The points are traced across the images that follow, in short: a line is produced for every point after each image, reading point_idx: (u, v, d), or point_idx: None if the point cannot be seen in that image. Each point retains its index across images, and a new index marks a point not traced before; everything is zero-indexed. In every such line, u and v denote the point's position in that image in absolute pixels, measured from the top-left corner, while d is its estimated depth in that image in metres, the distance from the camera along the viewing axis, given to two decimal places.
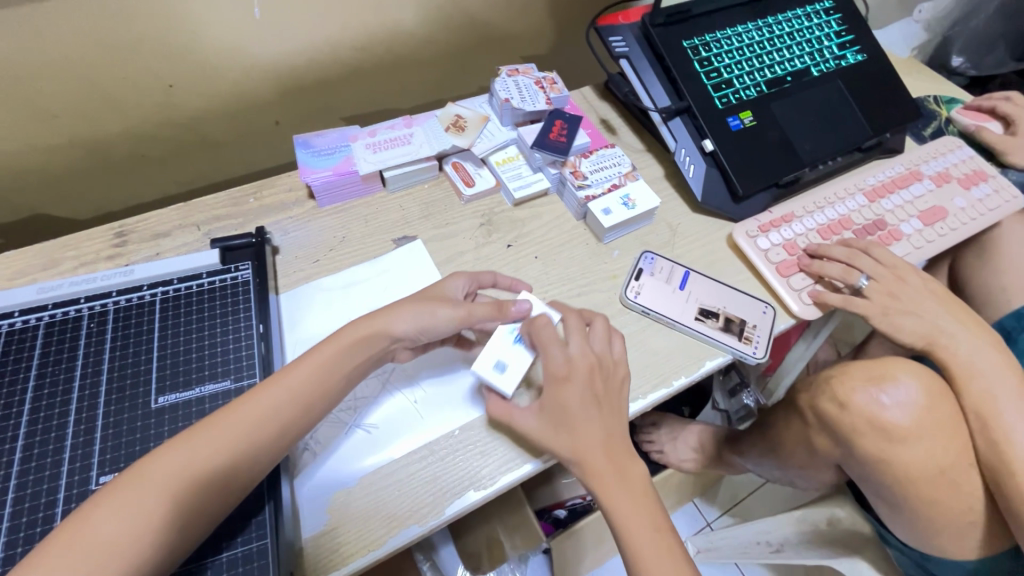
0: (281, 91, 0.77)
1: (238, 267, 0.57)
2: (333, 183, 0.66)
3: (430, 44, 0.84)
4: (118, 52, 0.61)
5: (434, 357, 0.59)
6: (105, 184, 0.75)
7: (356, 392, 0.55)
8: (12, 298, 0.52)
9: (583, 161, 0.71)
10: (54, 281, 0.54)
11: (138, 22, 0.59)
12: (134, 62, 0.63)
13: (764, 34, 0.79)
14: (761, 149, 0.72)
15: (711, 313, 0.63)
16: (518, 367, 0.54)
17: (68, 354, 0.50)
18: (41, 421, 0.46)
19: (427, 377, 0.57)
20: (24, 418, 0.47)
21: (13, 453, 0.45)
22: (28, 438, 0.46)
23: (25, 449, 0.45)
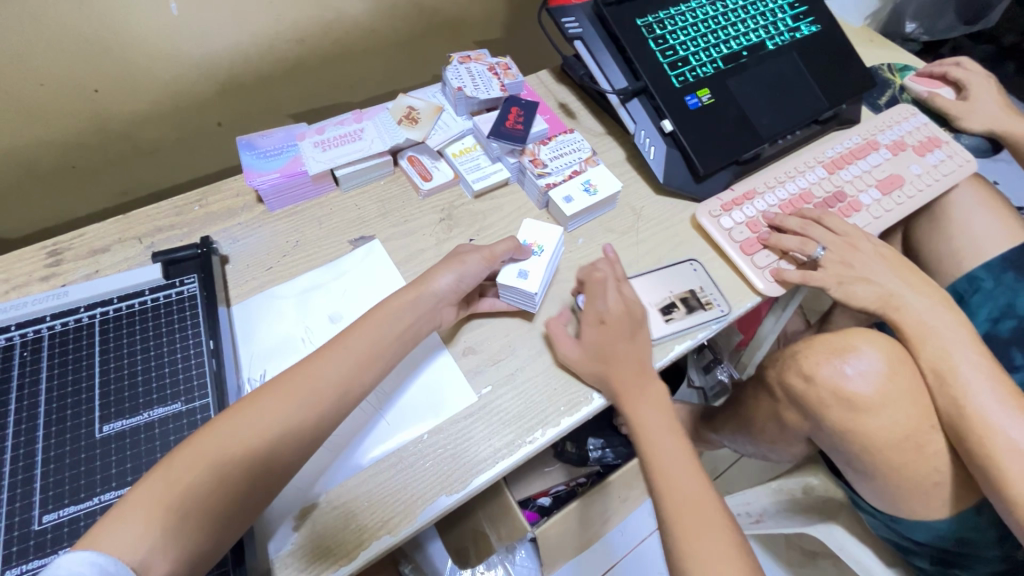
0: (220, 90, 0.73)
1: (183, 281, 0.54)
2: (281, 185, 0.63)
3: (378, 33, 0.80)
4: (31, 58, 0.57)
5: (405, 365, 0.56)
6: (33, 200, 0.70)
7: (343, 428, 0.52)
8: None
9: (541, 148, 0.69)
10: None
11: (45, 24, 0.55)
12: (50, 66, 0.58)
13: (717, 9, 0.78)
14: (719, 126, 0.71)
15: (672, 307, 0.61)
16: (538, 272, 0.59)
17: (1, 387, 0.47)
18: None
19: (399, 389, 0.55)
20: None
21: None
22: None
23: None
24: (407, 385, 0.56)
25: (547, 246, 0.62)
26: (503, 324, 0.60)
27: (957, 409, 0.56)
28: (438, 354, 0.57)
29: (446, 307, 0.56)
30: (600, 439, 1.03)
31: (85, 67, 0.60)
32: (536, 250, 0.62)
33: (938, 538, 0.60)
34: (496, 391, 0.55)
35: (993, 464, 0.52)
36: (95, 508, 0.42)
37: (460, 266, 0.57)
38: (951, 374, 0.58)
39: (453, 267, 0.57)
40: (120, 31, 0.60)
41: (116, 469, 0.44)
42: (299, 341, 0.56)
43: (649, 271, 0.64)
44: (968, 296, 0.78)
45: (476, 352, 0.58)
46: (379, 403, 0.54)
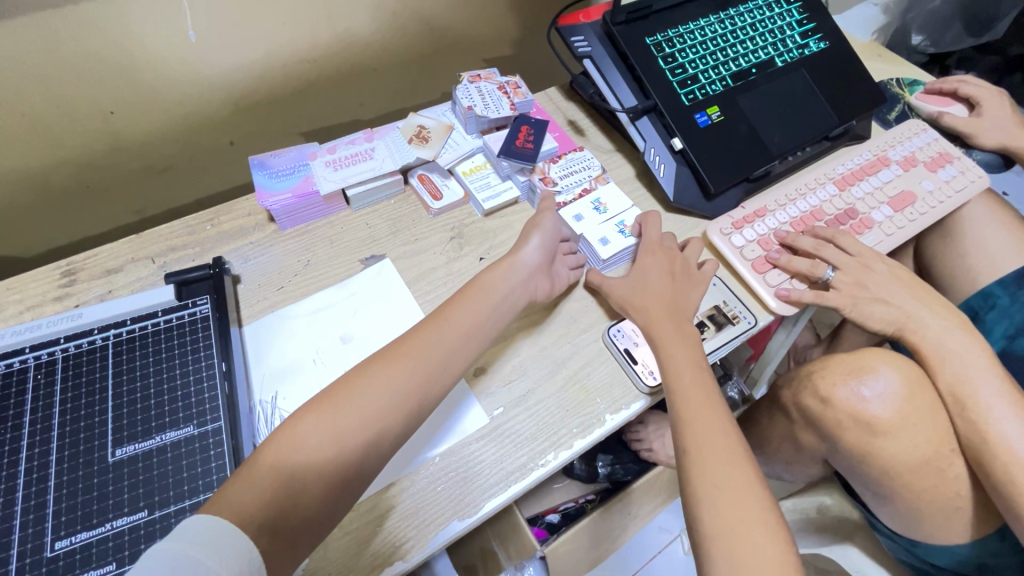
0: (233, 111, 0.73)
1: (195, 302, 0.54)
2: (293, 205, 0.63)
3: (388, 52, 0.81)
4: (48, 83, 0.58)
5: (436, 413, 0.54)
6: (44, 219, 0.71)
7: (378, 486, 0.50)
8: None
9: (551, 167, 0.70)
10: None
11: (61, 50, 0.56)
12: (68, 86, 0.59)
13: (725, 26, 0.78)
14: (730, 143, 0.71)
15: (701, 327, 0.62)
16: (619, 246, 0.64)
17: (15, 411, 0.47)
18: None
19: (435, 443, 0.53)
20: None
21: None
22: None
23: None
24: (439, 431, 0.53)
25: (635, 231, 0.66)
26: (514, 343, 0.59)
27: (977, 434, 0.55)
28: (468, 402, 0.55)
29: (537, 277, 0.59)
30: (608, 456, 1.03)
31: (101, 89, 0.61)
32: (603, 240, 0.64)
33: (959, 563, 0.59)
34: (508, 413, 0.55)
35: (1016, 491, 0.51)
36: (108, 534, 0.42)
37: (540, 230, 0.62)
38: (970, 398, 0.57)
39: (536, 233, 0.62)
40: (137, 52, 0.60)
41: (129, 495, 0.44)
42: (311, 363, 0.55)
43: None
44: (983, 313, 0.77)
45: (487, 373, 0.57)
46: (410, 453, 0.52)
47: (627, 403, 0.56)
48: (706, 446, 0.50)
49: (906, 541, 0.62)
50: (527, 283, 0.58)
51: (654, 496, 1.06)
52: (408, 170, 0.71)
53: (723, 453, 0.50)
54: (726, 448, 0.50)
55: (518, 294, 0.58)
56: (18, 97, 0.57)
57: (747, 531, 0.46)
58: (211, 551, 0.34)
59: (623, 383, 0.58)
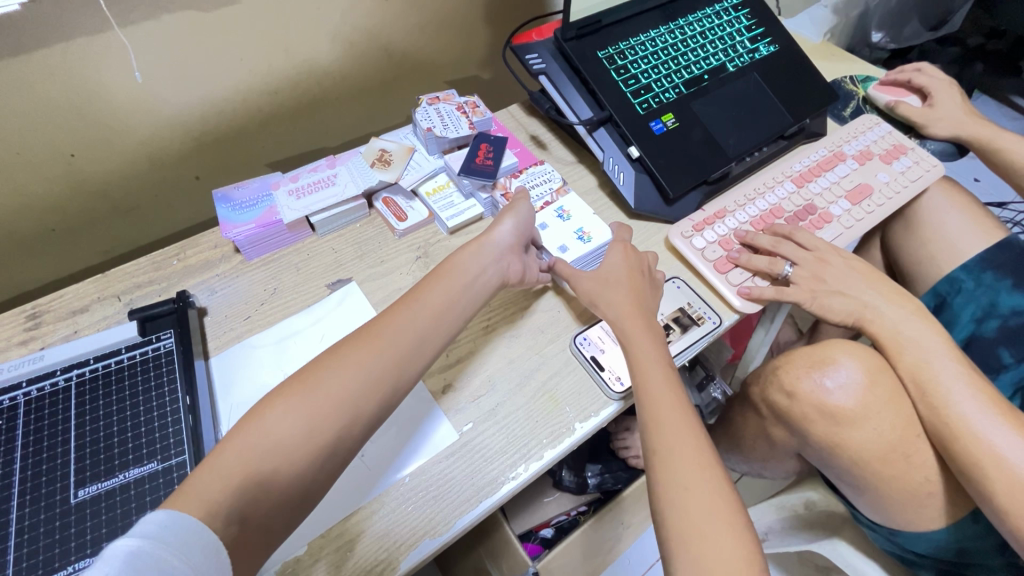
0: (197, 145, 0.74)
1: (159, 337, 0.55)
2: (258, 235, 0.64)
3: (350, 80, 0.83)
4: (8, 130, 0.59)
5: (392, 423, 0.55)
6: (12, 263, 0.71)
7: (345, 507, 0.50)
8: None
9: (513, 182, 0.71)
10: None
11: (15, 97, 0.57)
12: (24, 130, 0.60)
13: (676, 36, 0.80)
14: (686, 149, 0.73)
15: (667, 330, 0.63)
16: (576, 254, 0.65)
17: None
18: None
19: (400, 459, 0.53)
20: None
21: None
22: None
23: None
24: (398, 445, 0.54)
25: (596, 239, 0.66)
26: (482, 356, 0.60)
27: (940, 418, 0.56)
28: (434, 415, 0.56)
29: (508, 257, 0.61)
30: (597, 465, 1.02)
31: (58, 131, 0.62)
32: (563, 248, 0.65)
33: (937, 549, 0.59)
34: (478, 427, 0.55)
35: (982, 473, 0.51)
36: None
37: (516, 215, 0.63)
38: (930, 383, 0.57)
39: (509, 215, 0.63)
40: (93, 94, 0.61)
41: (91, 535, 0.43)
42: None
43: None
44: (950, 298, 0.78)
45: (455, 389, 0.57)
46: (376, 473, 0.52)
47: (595, 411, 0.57)
48: (668, 445, 0.51)
49: (886, 531, 0.62)
50: (500, 259, 0.60)
51: (645, 503, 1.05)
52: (373, 193, 0.72)
53: (682, 449, 0.50)
54: (686, 444, 0.51)
55: (492, 272, 0.59)
56: None
57: (710, 530, 0.46)
58: (177, 552, 0.33)
59: (591, 390, 0.58)
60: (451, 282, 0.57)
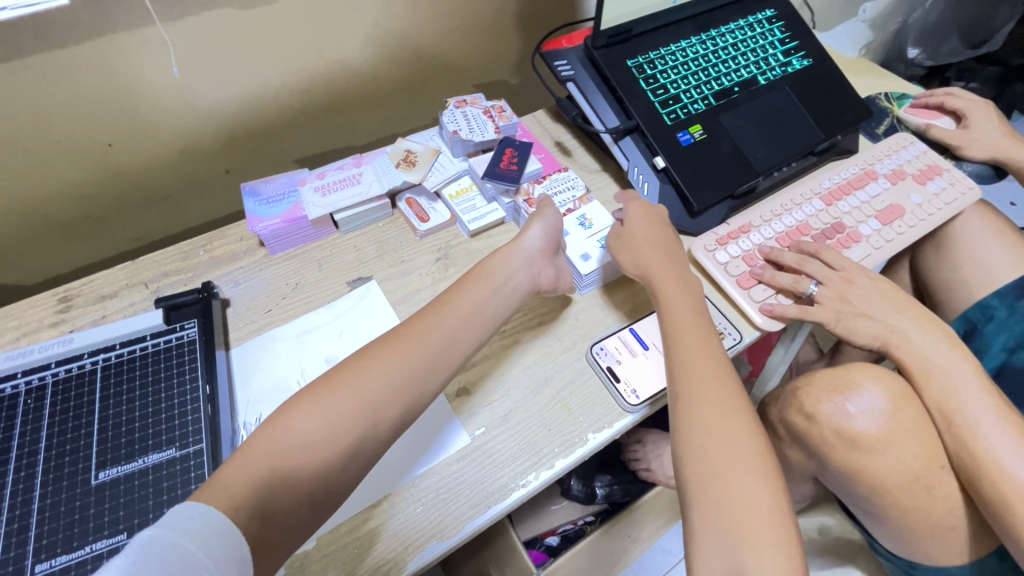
0: (229, 140, 0.76)
1: (182, 326, 0.56)
2: (282, 230, 0.65)
3: (379, 80, 0.84)
4: (51, 118, 0.61)
5: (412, 429, 0.55)
6: (47, 247, 0.73)
7: (359, 506, 0.50)
8: None
9: (536, 187, 0.71)
10: None
11: (59, 87, 0.59)
12: (63, 118, 0.62)
13: (708, 47, 0.79)
14: (713, 161, 0.72)
15: None
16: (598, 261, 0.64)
17: (5, 435, 0.48)
18: None
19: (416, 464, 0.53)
20: None
21: None
22: None
23: None
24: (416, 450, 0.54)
25: None
26: (498, 361, 0.60)
27: (967, 451, 0.54)
28: (452, 424, 0.55)
29: (541, 262, 0.61)
30: (606, 476, 1.02)
31: (95, 120, 0.64)
32: (584, 256, 0.65)
33: None
34: (491, 431, 0.55)
35: (1011, 511, 0.50)
36: (87, 557, 0.43)
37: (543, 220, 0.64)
38: (958, 414, 0.56)
39: (537, 221, 0.64)
40: (131, 86, 0.63)
41: (109, 518, 0.44)
42: (296, 385, 0.56)
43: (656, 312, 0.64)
44: (981, 326, 0.76)
45: (470, 394, 0.57)
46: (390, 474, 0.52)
47: (609, 422, 0.56)
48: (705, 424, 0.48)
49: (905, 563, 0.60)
50: (531, 264, 0.60)
51: (654, 517, 1.04)
52: (396, 194, 0.72)
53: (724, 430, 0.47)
54: (729, 424, 0.48)
55: (523, 275, 0.59)
56: (19, 132, 0.60)
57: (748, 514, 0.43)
58: (199, 541, 0.34)
59: (606, 401, 0.57)
60: (471, 287, 0.57)
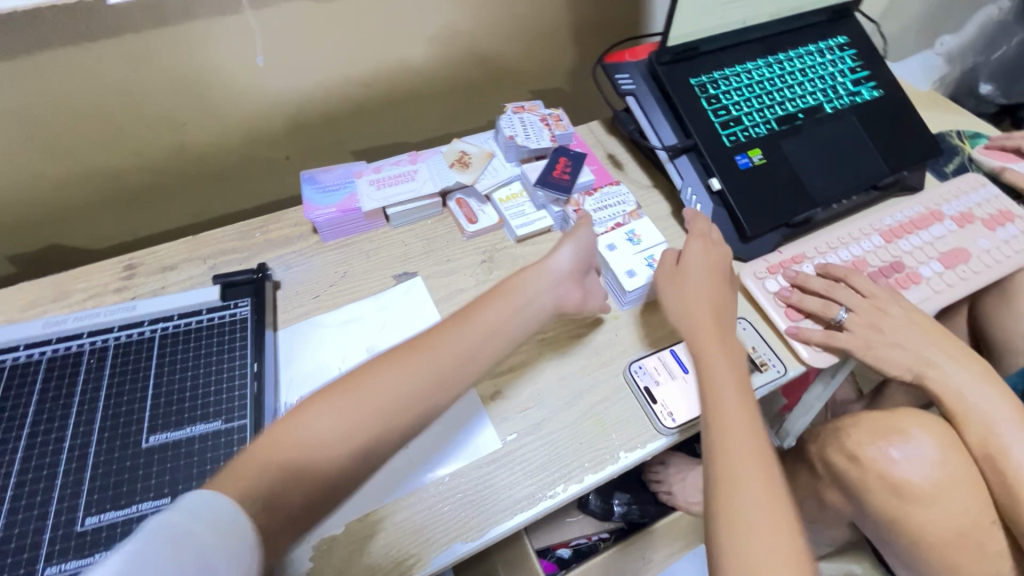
0: (292, 127, 0.79)
1: (236, 304, 0.58)
2: (336, 219, 0.67)
3: (439, 80, 0.85)
4: (134, 93, 0.64)
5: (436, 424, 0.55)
6: (116, 215, 0.77)
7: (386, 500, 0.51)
8: (19, 332, 0.53)
9: (586, 199, 0.70)
10: (59, 316, 0.55)
11: (145, 65, 0.62)
12: (142, 99, 0.65)
13: (774, 70, 0.78)
14: (771, 187, 0.70)
15: None
16: (644, 279, 0.64)
17: (67, 391, 0.51)
18: (34, 459, 0.47)
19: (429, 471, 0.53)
20: (20, 450, 0.47)
21: (6, 489, 0.45)
22: (21, 476, 0.46)
23: (17, 486, 0.45)
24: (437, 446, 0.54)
25: None
26: (534, 368, 0.60)
27: None
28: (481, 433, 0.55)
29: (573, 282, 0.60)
30: (625, 494, 1.00)
31: (170, 103, 0.67)
32: (629, 273, 0.64)
33: None
34: (522, 439, 0.55)
35: None
36: (133, 516, 0.45)
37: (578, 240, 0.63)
38: None
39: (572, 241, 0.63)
40: (206, 73, 0.66)
41: (156, 481, 0.46)
42: (336, 370, 0.57)
43: None
44: None
45: (504, 398, 0.58)
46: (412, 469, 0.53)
47: (643, 444, 0.55)
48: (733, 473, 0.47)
49: None
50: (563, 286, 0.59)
51: (670, 542, 1.02)
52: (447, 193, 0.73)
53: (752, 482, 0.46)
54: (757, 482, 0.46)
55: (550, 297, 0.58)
56: (104, 105, 0.64)
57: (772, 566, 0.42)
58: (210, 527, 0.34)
59: (641, 420, 0.57)
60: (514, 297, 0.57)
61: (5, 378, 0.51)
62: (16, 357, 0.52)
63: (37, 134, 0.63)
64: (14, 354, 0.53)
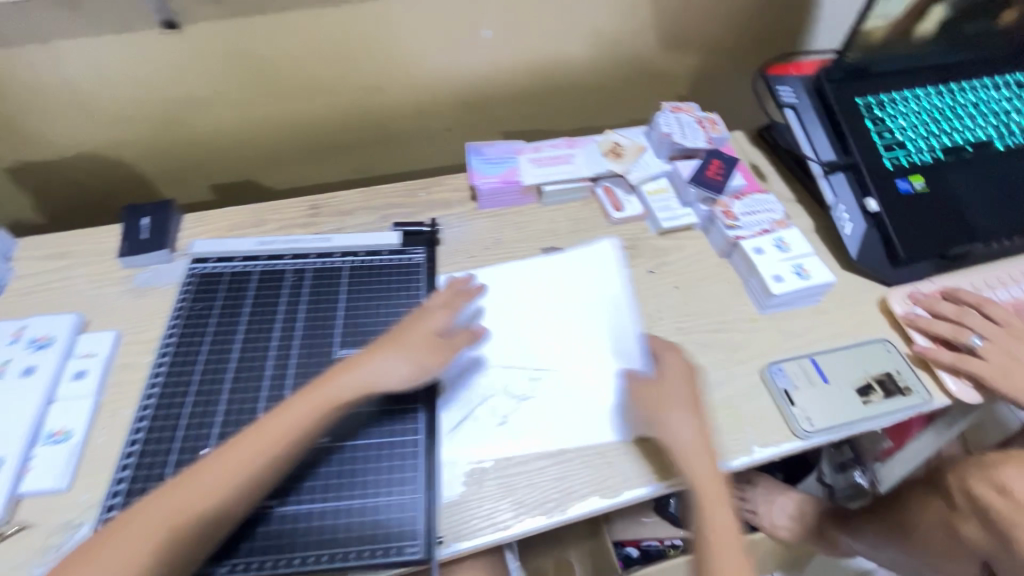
0: (458, 102, 0.85)
1: (412, 251, 0.66)
2: (497, 189, 0.73)
3: (595, 75, 0.89)
4: (343, 52, 0.73)
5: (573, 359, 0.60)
6: (296, 162, 0.87)
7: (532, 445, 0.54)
8: (238, 246, 0.63)
9: (735, 203, 0.72)
10: (268, 238, 0.65)
11: (358, 27, 0.71)
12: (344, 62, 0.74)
13: (945, 101, 0.76)
14: (931, 216, 0.69)
15: (868, 389, 0.60)
16: (793, 284, 0.65)
17: (274, 300, 0.60)
18: (250, 352, 0.56)
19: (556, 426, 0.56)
20: (239, 342, 0.57)
21: (229, 371, 0.55)
22: (241, 363, 0.56)
23: (238, 370, 0.55)
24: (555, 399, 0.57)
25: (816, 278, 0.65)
26: None
27: None
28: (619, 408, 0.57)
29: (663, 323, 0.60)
30: None
31: (364, 69, 0.76)
32: (776, 277, 0.65)
33: None
34: None
35: None
36: None
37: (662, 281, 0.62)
38: None
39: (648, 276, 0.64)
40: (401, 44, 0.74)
41: None
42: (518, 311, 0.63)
43: (839, 348, 0.63)
44: None
45: None
46: (551, 416, 0.55)
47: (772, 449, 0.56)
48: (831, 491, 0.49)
49: None
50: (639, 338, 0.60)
51: None
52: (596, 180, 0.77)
53: None
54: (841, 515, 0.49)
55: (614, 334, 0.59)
56: (317, 59, 0.73)
57: None
58: None
59: (776, 420, 0.58)
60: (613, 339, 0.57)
61: (228, 282, 0.61)
62: (235, 265, 0.63)
63: (261, 78, 0.73)
64: (233, 262, 0.63)
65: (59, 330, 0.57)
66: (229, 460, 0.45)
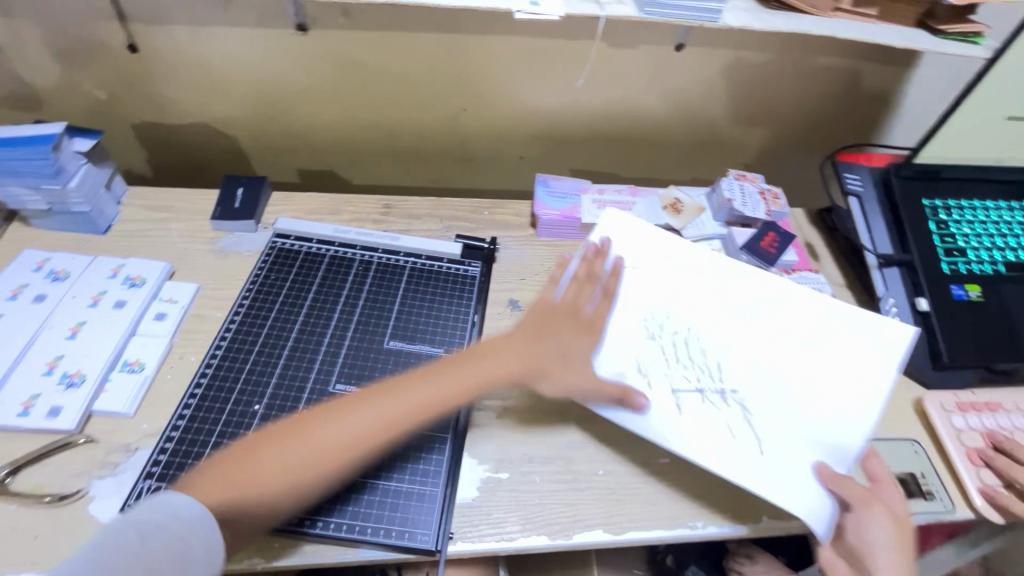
0: (536, 134, 0.91)
1: (469, 264, 0.72)
2: (557, 222, 0.77)
3: (671, 131, 0.93)
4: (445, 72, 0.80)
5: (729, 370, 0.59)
6: (377, 164, 0.93)
7: (547, 469, 0.57)
8: (316, 230, 0.71)
9: (783, 277, 0.74)
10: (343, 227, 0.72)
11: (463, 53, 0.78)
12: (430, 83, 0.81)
13: (1015, 217, 0.76)
14: (982, 327, 0.69)
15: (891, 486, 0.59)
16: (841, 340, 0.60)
17: (338, 285, 0.66)
18: (310, 326, 0.63)
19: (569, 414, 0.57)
20: (301, 317, 0.63)
21: (288, 340, 0.61)
22: (299, 334, 0.62)
23: (296, 341, 0.61)
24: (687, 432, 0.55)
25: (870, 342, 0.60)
26: None
27: None
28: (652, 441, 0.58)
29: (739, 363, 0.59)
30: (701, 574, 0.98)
31: (449, 90, 0.82)
32: None
33: None
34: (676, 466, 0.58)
35: None
36: None
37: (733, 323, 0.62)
38: None
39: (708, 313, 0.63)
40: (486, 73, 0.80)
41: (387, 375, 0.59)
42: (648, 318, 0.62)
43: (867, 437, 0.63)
44: None
45: None
46: (703, 422, 0.56)
47: (773, 530, 0.56)
48: None
49: None
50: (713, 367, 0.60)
51: None
52: None
53: None
54: None
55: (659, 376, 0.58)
56: (421, 75, 0.80)
57: None
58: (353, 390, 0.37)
59: None
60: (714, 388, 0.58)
61: (302, 260, 0.68)
62: (310, 247, 0.70)
63: (366, 84, 0.81)
64: (309, 244, 0.70)
65: (150, 273, 0.65)
66: (304, 446, 0.47)
